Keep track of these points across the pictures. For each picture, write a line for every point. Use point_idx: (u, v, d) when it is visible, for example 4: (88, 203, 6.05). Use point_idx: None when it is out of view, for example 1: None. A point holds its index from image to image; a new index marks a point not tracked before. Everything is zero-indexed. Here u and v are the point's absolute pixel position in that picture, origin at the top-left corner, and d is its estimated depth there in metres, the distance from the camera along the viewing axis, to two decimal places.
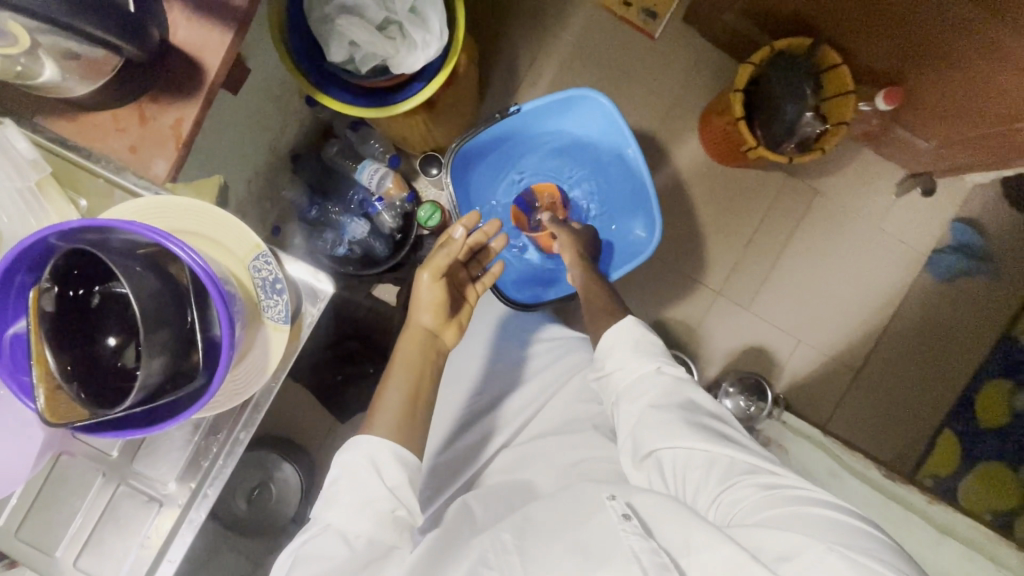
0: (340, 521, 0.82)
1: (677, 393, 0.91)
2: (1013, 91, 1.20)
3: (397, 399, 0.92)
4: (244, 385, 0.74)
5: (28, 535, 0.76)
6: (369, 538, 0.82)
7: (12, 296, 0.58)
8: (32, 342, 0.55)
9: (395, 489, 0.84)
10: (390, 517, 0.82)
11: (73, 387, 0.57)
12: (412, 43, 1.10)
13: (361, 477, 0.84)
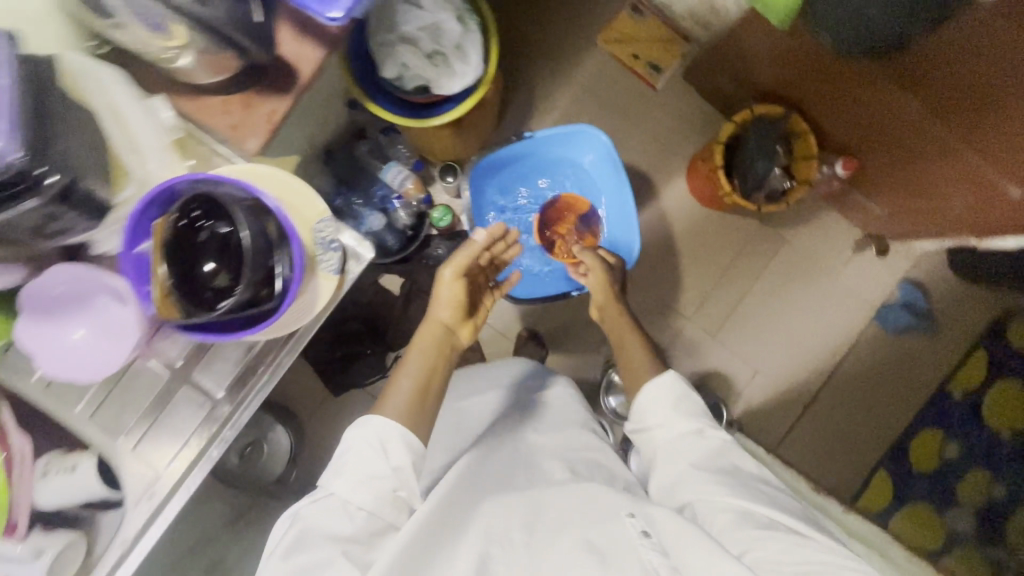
0: (348, 493, 0.91)
1: (722, 455, 1.04)
2: (955, 198, 1.43)
3: (408, 385, 1.06)
4: (294, 320, 0.84)
5: (99, 420, 0.86)
6: (373, 507, 0.91)
7: (142, 222, 0.75)
8: (155, 258, 0.73)
9: (397, 463, 0.95)
10: (391, 495, 0.92)
11: (177, 296, 0.75)
12: (453, 73, 1.24)
13: (367, 452, 0.95)
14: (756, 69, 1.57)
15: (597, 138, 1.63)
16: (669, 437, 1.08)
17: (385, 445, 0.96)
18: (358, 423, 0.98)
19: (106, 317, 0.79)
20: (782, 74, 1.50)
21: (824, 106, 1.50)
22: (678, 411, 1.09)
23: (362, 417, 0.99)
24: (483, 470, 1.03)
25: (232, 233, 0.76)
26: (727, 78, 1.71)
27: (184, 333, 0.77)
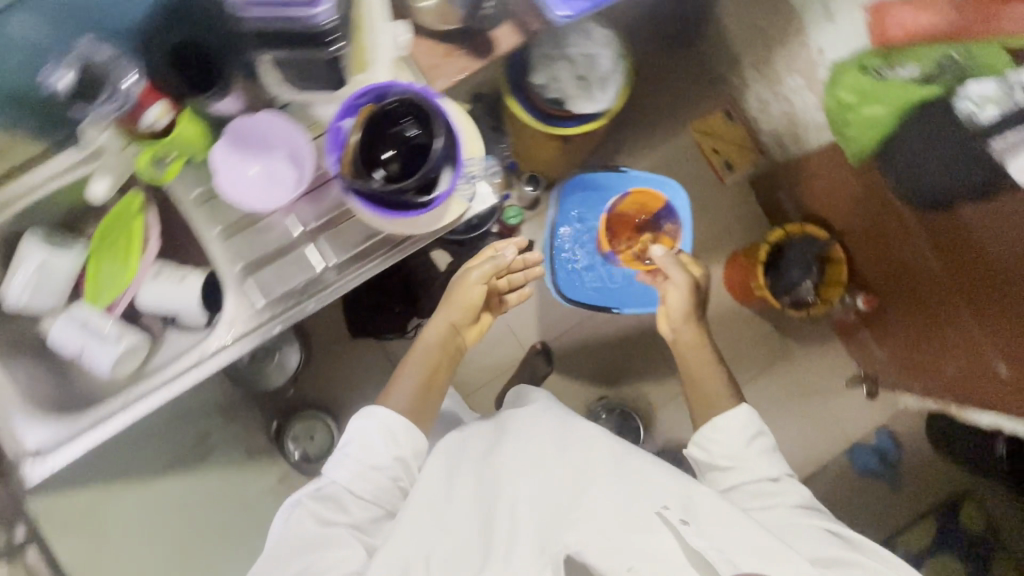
0: (349, 479, 1.03)
1: (791, 492, 1.05)
2: (953, 358, 1.56)
3: (410, 383, 1.14)
4: (415, 226, 0.91)
5: (228, 241, 0.94)
6: (374, 490, 1.03)
7: (353, 103, 0.82)
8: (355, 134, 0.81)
9: (395, 452, 1.06)
10: (392, 482, 1.05)
11: (357, 171, 0.82)
12: (590, 97, 1.27)
13: (371, 443, 1.05)
14: (822, 194, 1.75)
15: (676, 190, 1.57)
16: (731, 455, 1.10)
17: (387, 433, 1.07)
18: (357, 415, 1.09)
19: (277, 164, 0.91)
20: (842, 202, 1.66)
21: (867, 247, 1.67)
22: (743, 439, 1.10)
23: (362, 408, 1.09)
24: (522, 435, 1.06)
25: (421, 137, 0.82)
26: (785, 196, 1.95)
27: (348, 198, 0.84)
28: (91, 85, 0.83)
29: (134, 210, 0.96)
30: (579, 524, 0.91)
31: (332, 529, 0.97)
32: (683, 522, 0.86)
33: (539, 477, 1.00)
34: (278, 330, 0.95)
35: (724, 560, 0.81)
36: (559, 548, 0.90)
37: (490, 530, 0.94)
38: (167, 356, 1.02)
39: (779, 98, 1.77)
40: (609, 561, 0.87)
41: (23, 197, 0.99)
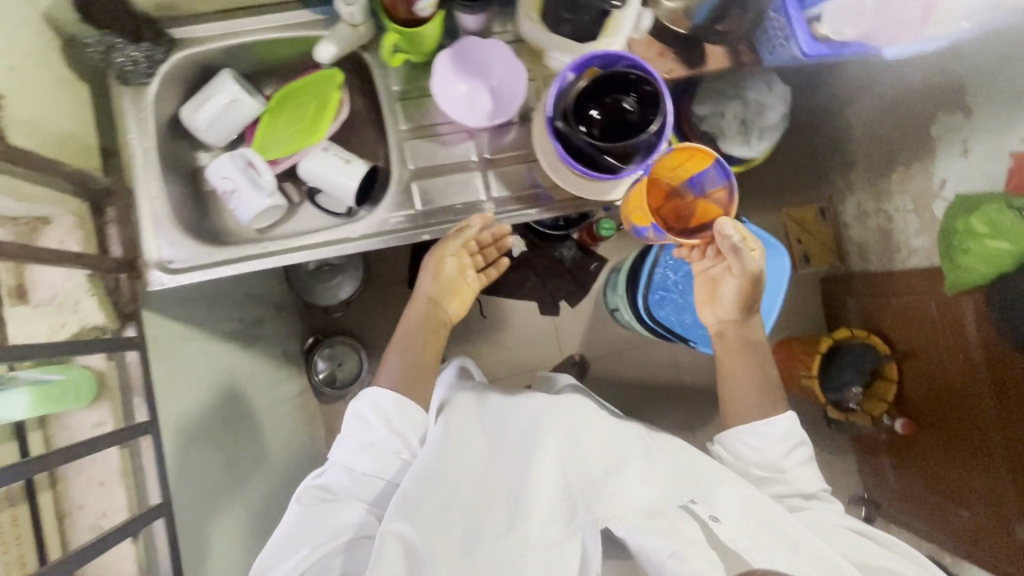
0: (353, 458, 0.85)
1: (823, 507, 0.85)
2: (977, 499, 1.41)
3: (396, 366, 0.93)
4: (585, 192, 0.94)
5: (404, 141, 0.96)
6: (375, 471, 0.84)
7: (586, 60, 0.85)
8: (577, 86, 0.84)
9: (393, 424, 0.87)
10: (393, 458, 0.85)
11: (565, 117, 0.85)
12: (740, 143, 1.25)
13: (370, 427, 0.86)
14: (908, 287, 1.57)
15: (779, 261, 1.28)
16: (755, 447, 0.90)
17: (385, 412, 0.87)
18: (358, 398, 0.89)
19: (489, 87, 0.94)
20: (923, 310, 1.51)
21: (934, 362, 1.50)
22: (768, 437, 0.89)
23: (359, 391, 0.90)
24: (543, 398, 0.90)
25: (631, 111, 0.86)
26: (853, 302, 1.82)
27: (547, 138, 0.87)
28: None
29: (333, 84, 0.96)
30: (610, 495, 0.74)
31: (340, 510, 0.80)
32: (713, 517, 0.71)
33: (568, 450, 0.81)
34: (426, 240, 0.96)
35: (749, 551, 0.67)
36: (586, 517, 0.72)
37: (515, 497, 0.77)
38: (292, 229, 1.04)
39: (882, 212, 1.68)
40: (643, 542, 0.68)
41: (227, 33, 0.95)
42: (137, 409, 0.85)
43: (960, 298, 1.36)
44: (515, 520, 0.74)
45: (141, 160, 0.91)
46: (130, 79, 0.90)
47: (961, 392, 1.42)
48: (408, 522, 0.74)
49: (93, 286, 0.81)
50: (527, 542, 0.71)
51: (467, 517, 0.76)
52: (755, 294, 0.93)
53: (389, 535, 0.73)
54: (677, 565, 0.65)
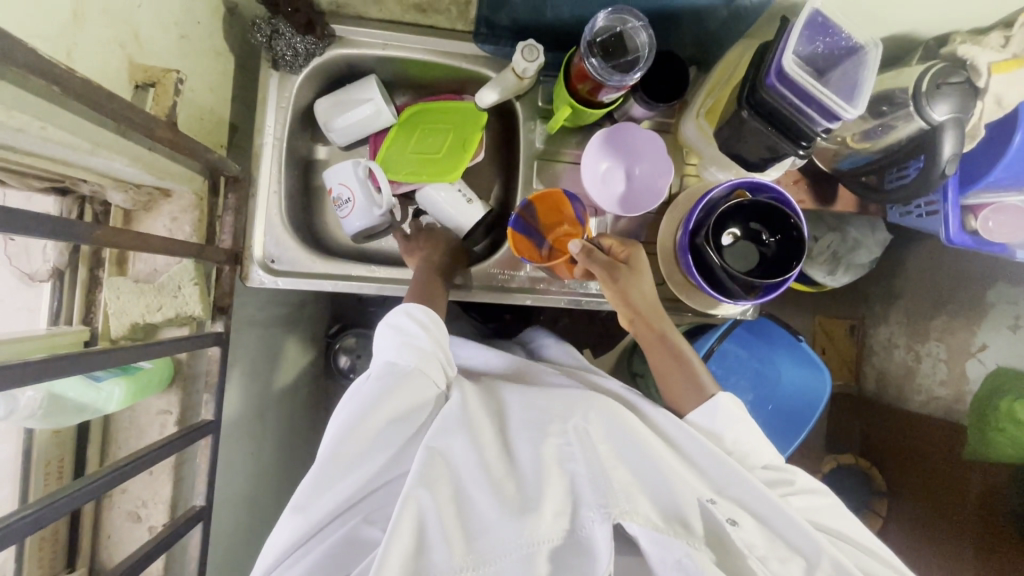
0: (395, 355, 0.68)
1: (817, 501, 0.72)
2: None
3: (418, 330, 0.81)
4: (690, 299, 0.94)
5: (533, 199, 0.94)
6: (417, 366, 0.67)
7: (740, 181, 0.85)
8: (726, 202, 0.83)
9: (436, 332, 0.71)
10: (433, 356, 0.69)
11: (704, 229, 0.84)
12: (824, 273, 1.19)
13: (416, 340, 0.69)
14: (913, 431, 1.27)
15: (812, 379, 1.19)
16: (709, 433, 0.75)
17: (431, 331, 0.70)
18: (395, 310, 0.72)
19: (628, 172, 0.91)
20: (919, 456, 1.25)
21: (919, 504, 1.24)
22: (718, 424, 0.74)
23: (397, 305, 0.72)
24: (545, 384, 0.75)
25: (767, 246, 0.88)
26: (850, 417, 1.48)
27: (680, 241, 0.87)
28: (606, 47, 0.75)
29: (477, 123, 0.93)
30: (630, 491, 0.62)
31: (381, 437, 0.63)
32: (730, 521, 0.62)
33: (578, 447, 0.65)
34: (527, 304, 0.93)
35: (764, 562, 0.61)
36: (599, 509, 0.59)
37: (523, 485, 0.63)
38: (381, 253, 0.99)
39: (912, 353, 1.31)
40: (656, 546, 0.60)
41: (389, 43, 0.90)
42: (202, 404, 0.80)
43: (968, 465, 1.13)
44: (529, 512, 0.60)
45: (271, 150, 0.87)
46: (282, 66, 0.85)
47: (941, 527, 1.19)
48: (432, 491, 0.58)
49: (197, 273, 0.78)
50: (539, 538, 0.58)
51: (471, 498, 0.61)
52: (644, 282, 0.80)
53: (409, 500, 0.57)
54: (692, 567, 0.58)
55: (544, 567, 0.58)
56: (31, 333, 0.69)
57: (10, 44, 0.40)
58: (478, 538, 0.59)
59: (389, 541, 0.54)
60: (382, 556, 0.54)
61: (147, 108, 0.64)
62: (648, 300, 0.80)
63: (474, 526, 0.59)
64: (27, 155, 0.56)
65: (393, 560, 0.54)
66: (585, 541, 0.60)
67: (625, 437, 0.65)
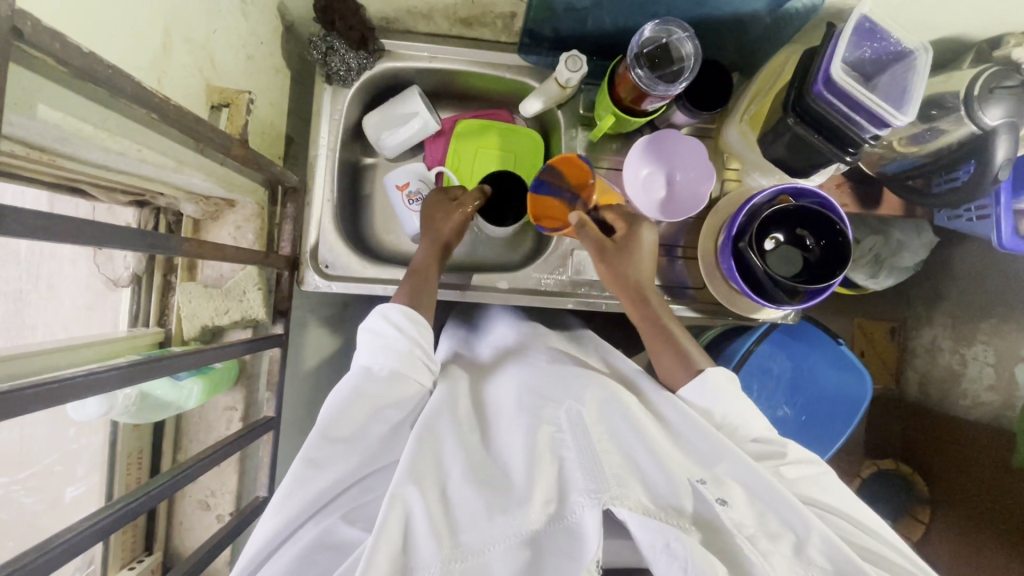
0: (369, 358, 0.67)
1: (813, 479, 0.67)
2: None
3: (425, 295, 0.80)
4: (732, 303, 0.94)
5: None
6: (396, 368, 0.66)
7: (787, 186, 0.84)
8: (773, 207, 0.83)
9: (417, 335, 0.70)
10: (410, 356, 0.68)
11: (748, 234, 0.85)
12: (868, 276, 1.18)
13: (394, 338, 0.68)
14: (962, 439, 1.24)
15: (852, 384, 1.18)
16: (703, 411, 0.72)
17: (411, 331, 0.69)
18: (373, 313, 0.72)
19: (667, 178, 0.92)
20: (966, 462, 1.22)
21: (959, 511, 1.23)
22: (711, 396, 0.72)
23: (375, 308, 0.72)
24: (536, 370, 0.72)
25: (811, 251, 0.87)
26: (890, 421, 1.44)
27: (723, 246, 0.88)
28: (652, 58, 0.78)
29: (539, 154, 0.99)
30: (621, 475, 0.58)
31: (363, 437, 0.62)
32: (721, 501, 0.58)
33: (569, 430, 0.63)
34: (568, 308, 0.95)
35: (756, 543, 0.56)
36: (587, 494, 0.56)
37: (510, 475, 0.60)
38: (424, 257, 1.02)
39: (957, 356, 1.28)
40: (644, 530, 0.55)
41: (435, 56, 0.93)
42: (263, 401, 0.85)
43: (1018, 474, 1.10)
44: (517, 501, 0.57)
45: (324, 160, 0.90)
46: (335, 80, 0.89)
47: (986, 535, 1.16)
48: (420, 488, 0.56)
49: (260, 279, 0.83)
50: (526, 526, 0.55)
51: (457, 488, 0.59)
52: (641, 265, 0.82)
53: (396, 500, 0.55)
54: (683, 552, 0.53)
55: (531, 558, 0.55)
56: (114, 335, 0.75)
57: (122, 80, 0.44)
58: (463, 530, 0.55)
59: (376, 541, 0.52)
60: (370, 559, 0.51)
61: (222, 128, 0.70)
62: (631, 279, 0.81)
63: (458, 516, 0.57)
64: (119, 173, 0.61)
65: (380, 554, 0.52)
66: (574, 529, 0.56)
67: (618, 420, 0.64)
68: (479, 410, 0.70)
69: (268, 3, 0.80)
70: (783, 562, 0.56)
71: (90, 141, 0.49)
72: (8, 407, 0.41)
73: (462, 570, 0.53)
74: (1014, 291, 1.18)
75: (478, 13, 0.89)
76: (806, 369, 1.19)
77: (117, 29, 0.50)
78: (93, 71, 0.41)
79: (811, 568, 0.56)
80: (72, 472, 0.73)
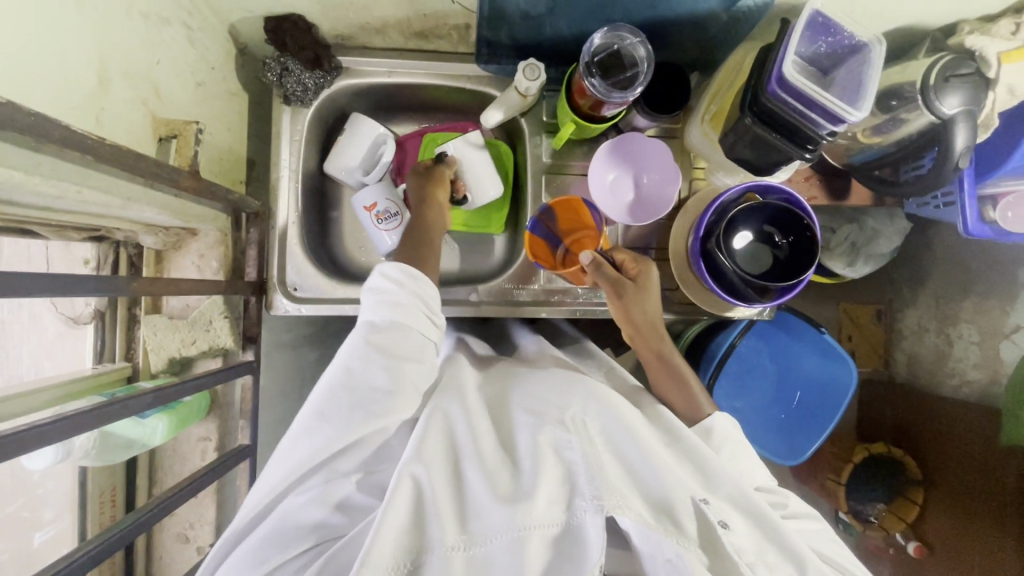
0: (373, 314, 0.65)
1: (810, 528, 0.67)
2: None
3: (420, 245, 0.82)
4: (704, 301, 0.94)
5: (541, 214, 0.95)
6: (403, 329, 0.64)
7: (751, 184, 0.85)
8: (738, 206, 0.83)
9: (416, 287, 0.67)
10: (419, 314, 0.65)
11: (718, 230, 0.84)
12: (845, 264, 1.17)
13: (404, 294, 0.66)
14: (948, 419, 1.24)
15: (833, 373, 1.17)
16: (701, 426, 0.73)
17: (410, 285, 0.66)
18: (373, 272, 0.69)
19: (634, 181, 0.92)
20: (958, 442, 1.21)
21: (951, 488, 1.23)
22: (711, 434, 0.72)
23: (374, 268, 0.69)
24: (554, 375, 0.71)
25: (779, 248, 0.88)
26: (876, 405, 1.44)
27: (692, 245, 0.87)
28: (606, 64, 0.77)
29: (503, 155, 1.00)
30: (622, 486, 0.57)
31: (370, 394, 0.59)
32: (722, 523, 0.57)
33: (575, 434, 0.60)
34: (542, 317, 0.94)
35: (754, 570, 0.56)
36: (591, 498, 0.55)
37: (518, 465, 0.59)
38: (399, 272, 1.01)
39: (942, 336, 1.29)
40: (641, 538, 0.56)
41: (394, 70, 0.92)
42: (237, 429, 0.84)
43: (1004, 453, 1.11)
44: (522, 494, 0.55)
45: (288, 182, 0.89)
46: (293, 101, 0.88)
47: (982, 512, 1.15)
48: (431, 470, 0.56)
49: (226, 306, 0.83)
50: (530, 522, 0.53)
51: (466, 470, 0.58)
52: (649, 303, 0.81)
53: (404, 478, 0.55)
54: (680, 563, 0.54)
55: (532, 554, 0.53)
56: (77, 374, 0.74)
57: (47, 125, 0.43)
58: (473, 517, 0.55)
59: (385, 517, 0.52)
60: (377, 537, 0.52)
61: (171, 160, 0.68)
62: (643, 317, 0.81)
63: (467, 504, 0.57)
64: (66, 213, 0.60)
65: (388, 531, 0.52)
66: (575, 530, 0.55)
67: (619, 428, 0.61)
68: (487, 398, 0.69)
69: (217, 27, 0.79)
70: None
71: (23, 188, 0.48)
72: None
73: (464, 557, 0.53)
74: (993, 271, 1.17)
75: (432, 26, 0.87)
76: (788, 360, 1.19)
77: (45, 70, 0.49)
78: (12, 119, 0.40)
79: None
80: (39, 517, 0.72)
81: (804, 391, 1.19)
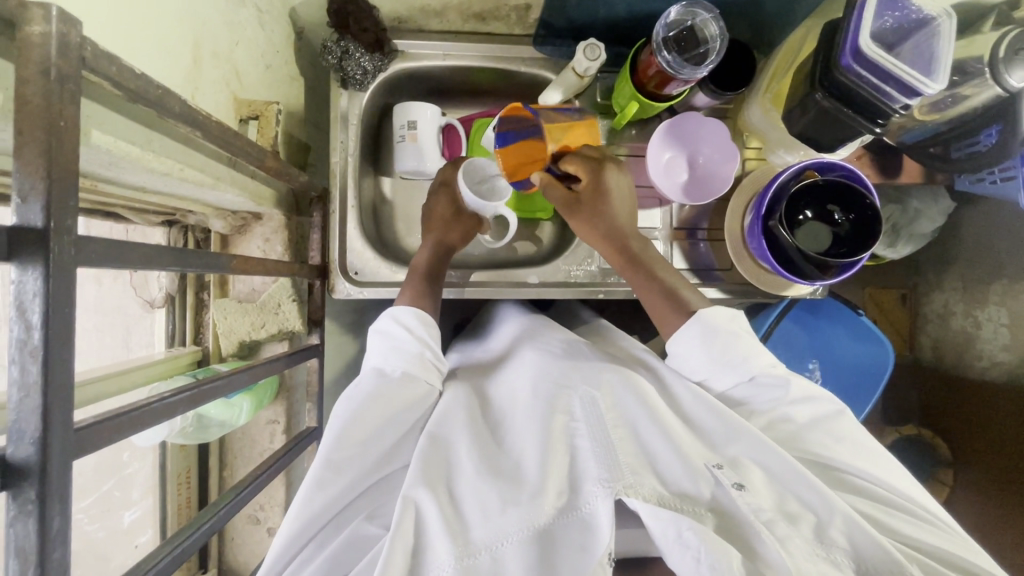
0: (381, 361, 0.65)
1: (823, 431, 0.65)
2: None
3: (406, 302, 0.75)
4: (763, 282, 0.95)
5: None
6: (411, 371, 0.64)
7: (812, 162, 0.85)
8: (803, 182, 0.83)
9: (425, 335, 0.68)
10: (419, 356, 0.66)
11: (779, 208, 0.84)
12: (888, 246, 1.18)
13: (399, 339, 0.67)
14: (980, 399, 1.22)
15: (869, 356, 1.16)
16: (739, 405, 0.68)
17: (419, 331, 0.68)
18: (383, 315, 0.70)
19: (686, 155, 0.92)
20: (988, 420, 1.19)
21: (991, 463, 1.18)
22: (704, 341, 0.68)
23: (382, 313, 0.70)
24: (553, 356, 0.70)
25: (839, 225, 0.88)
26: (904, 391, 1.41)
27: (753, 225, 0.87)
28: (679, 40, 0.77)
29: None
30: (635, 464, 0.56)
31: (382, 430, 0.60)
32: (737, 485, 0.55)
33: (583, 418, 0.61)
34: (599, 299, 0.95)
35: (773, 529, 0.53)
36: (601, 483, 0.54)
37: (523, 467, 0.58)
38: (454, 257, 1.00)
39: (970, 319, 1.25)
40: (658, 521, 0.52)
41: (448, 54, 0.91)
42: (303, 412, 0.86)
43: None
44: (529, 494, 0.54)
45: (346, 167, 0.88)
46: (351, 85, 0.87)
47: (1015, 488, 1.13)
48: (433, 493, 0.55)
49: (292, 290, 0.84)
50: (538, 521, 0.52)
51: (470, 481, 0.57)
52: (611, 211, 0.78)
53: (409, 502, 0.54)
54: (696, 541, 0.49)
55: (545, 556, 0.52)
56: (155, 357, 0.75)
57: (172, 99, 0.43)
58: (476, 527, 0.53)
59: (390, 544, 0.51)
60: (386, 561, 0.50)
61: (253, 140, 0.70)
62: (592, 222, 0.78)
63: (471, 514, 0.54)
64: (157, 194, 0.61)
65: (397, 553, 0.51)
66: (588, 521, 0.54)
67: (630, 407, 0.61)
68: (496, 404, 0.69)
69: (281, 9, 0.79)
70: (803, 545, 0.52)
71: (137, 163, 0.48)
72: (94, 436, 0.37)
73: (475, 567, 0.51)
74: None
75: (493, 7, 0.90)
76: (824, 344, 1.17)
77: (151, 47, 0.50)
78: (146, 92, 0.40)
79: (834, 551, 0.53)
80: (128, 496, 0.79)
81: (839, 374, 1.17)
